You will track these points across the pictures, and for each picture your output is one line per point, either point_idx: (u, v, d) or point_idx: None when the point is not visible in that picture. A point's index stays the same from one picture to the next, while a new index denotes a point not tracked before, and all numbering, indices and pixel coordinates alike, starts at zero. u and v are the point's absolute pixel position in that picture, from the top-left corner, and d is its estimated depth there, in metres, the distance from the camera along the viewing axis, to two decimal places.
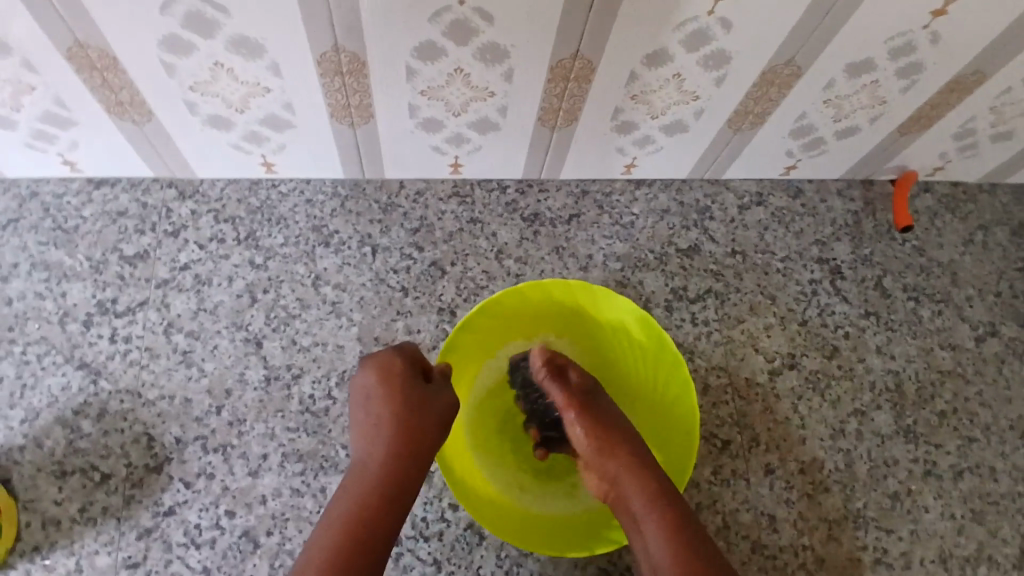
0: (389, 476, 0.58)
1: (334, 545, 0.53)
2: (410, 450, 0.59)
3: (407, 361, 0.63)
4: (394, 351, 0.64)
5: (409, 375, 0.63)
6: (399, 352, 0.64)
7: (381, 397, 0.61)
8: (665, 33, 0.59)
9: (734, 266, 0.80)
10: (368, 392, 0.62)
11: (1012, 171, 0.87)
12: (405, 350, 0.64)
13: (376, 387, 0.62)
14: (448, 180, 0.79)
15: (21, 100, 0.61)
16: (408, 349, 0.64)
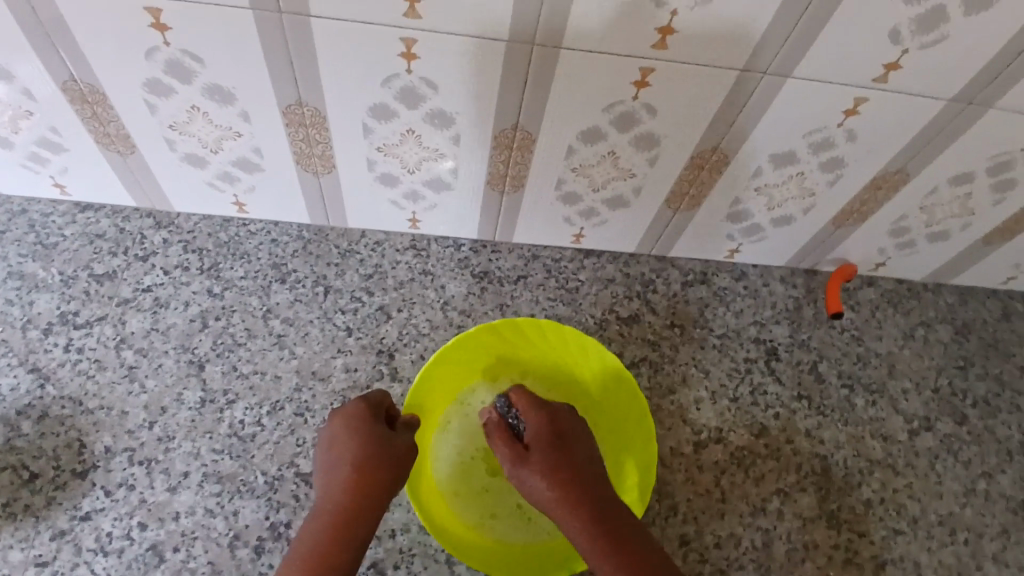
0: (346, 523, 0.59)
1: None
2: (368, 498, 0.61)
3: (371, 411, 0.65)
4: (360, 403, 0.66)
5: (374, 423, 0.64)
6: (364, 402, 0.66)
7: (343, 445, 0.63)
8: (597, 112, 0.65)
9: (671, 339, 0.84)
10: (331, 441, 0.64)
11: (957, 272, 0.90)
12: (371, 400, 0.66)
13: (338, 437, 0.63)
14: (407, 234, 0.84)
15: (19, 124, 0.68)
16: (374, 398, 0.67)
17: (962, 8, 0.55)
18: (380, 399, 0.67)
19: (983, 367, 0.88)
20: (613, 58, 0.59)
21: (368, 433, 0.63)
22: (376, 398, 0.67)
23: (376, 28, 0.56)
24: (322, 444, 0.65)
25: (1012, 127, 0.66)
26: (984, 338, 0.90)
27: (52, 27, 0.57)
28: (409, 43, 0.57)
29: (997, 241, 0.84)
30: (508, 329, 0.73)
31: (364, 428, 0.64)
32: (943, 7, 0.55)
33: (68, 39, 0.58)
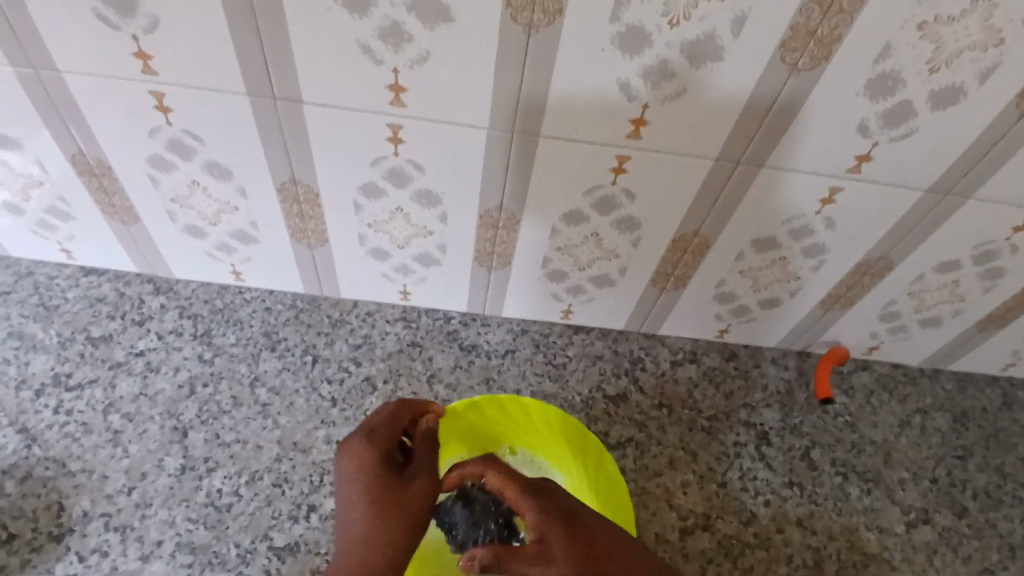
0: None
1: None
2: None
3: (379, 463, 0.57)
4: (370, 441, 0.58)
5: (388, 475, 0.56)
6: (376, 442, 0.59)
7: (355, 512, 0.54)
8: (577, 196, 0.67)
9: (659, 419, 0.83)
10: (342, 500, 0.56)
11: (953, 357, 0.88)
12: (381, 439, 0.59)
13: (350, 496, 0.55)
14: (397, 306, 0.86)
15: (30, 192, 0.72)
16: (388, 434, 0.60)
17: (927, 104, 0.56)
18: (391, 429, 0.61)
19: (984, 458, 0.86)
20: (590, 147, 0.61)
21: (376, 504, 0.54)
22: (389, 428, 0.61)
23: (366, 116, 0.59)
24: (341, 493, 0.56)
25: (992, 217, 0.67)
26: (984, 427, 0.88)
27: (63, 105, 0.62)
28: (395, 129, 0.61)
29: (991, 328, 0.83)
30: (494, 407, 0.72)
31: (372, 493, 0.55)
32: (909, 102, 0.56)
33: (77, 116, 0.63)
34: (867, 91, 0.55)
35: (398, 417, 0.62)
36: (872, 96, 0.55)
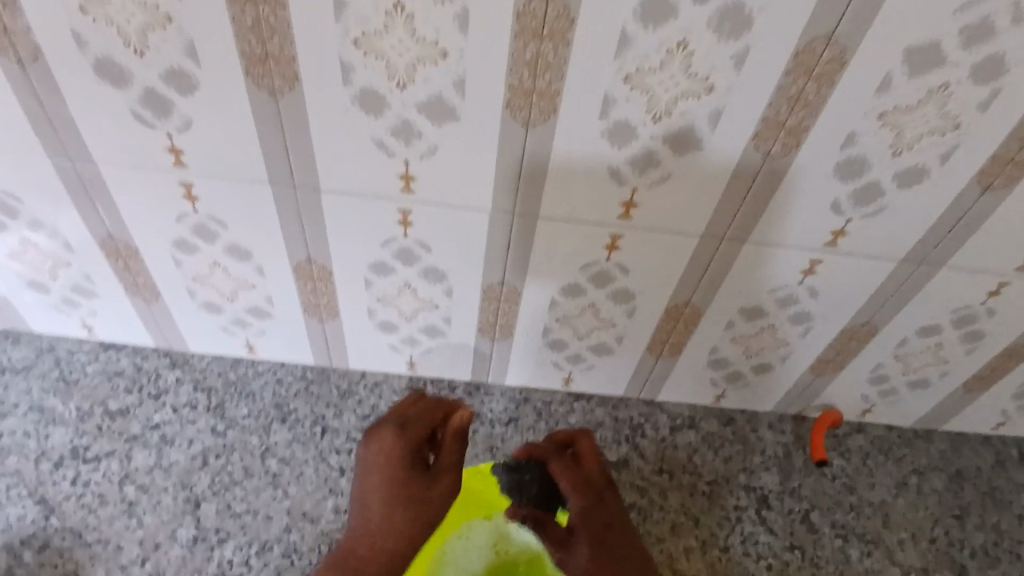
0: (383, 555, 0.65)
1: None
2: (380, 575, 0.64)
3: (403, 458, 0.65)
4: (399, 433, 0.66)
5: (407, 473, 0.65)
6: (404, 436, 0.66)
7: (375, 500, 0.66)
8: (574, 270, 0.71)
9: (660, 484, 0.85)
10: (365, 481, 0.66)
11: (945, 418, 0.91)
12: (411, 433, 0.67)
13: (373, 478, 0.66)
14: (404, 376, 0.89)
15: (57, 272, 0.76)
16: (419, 430, 0.67)
17: (894, 184, 0.60)
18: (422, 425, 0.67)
19: (981, 516, 0.88)
20: (586, 226, 0.66)
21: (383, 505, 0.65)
22: (425, 415, 0.68)
23: (377, 201, 0.64)
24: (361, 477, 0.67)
25: (968, 284, 0.71)
26: (979, 487, 0.90)
27: (97, 191, 0.67)
28: (405, 213, 0.66)
29: (979, 388, 0.85)
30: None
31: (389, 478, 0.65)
32: (877, 183, 0.60)
33: (109, 201, 0.67)
34: (837, 173, 0.59)
35: (434, 411, 0.68)
36: (843, 179, 0.60)
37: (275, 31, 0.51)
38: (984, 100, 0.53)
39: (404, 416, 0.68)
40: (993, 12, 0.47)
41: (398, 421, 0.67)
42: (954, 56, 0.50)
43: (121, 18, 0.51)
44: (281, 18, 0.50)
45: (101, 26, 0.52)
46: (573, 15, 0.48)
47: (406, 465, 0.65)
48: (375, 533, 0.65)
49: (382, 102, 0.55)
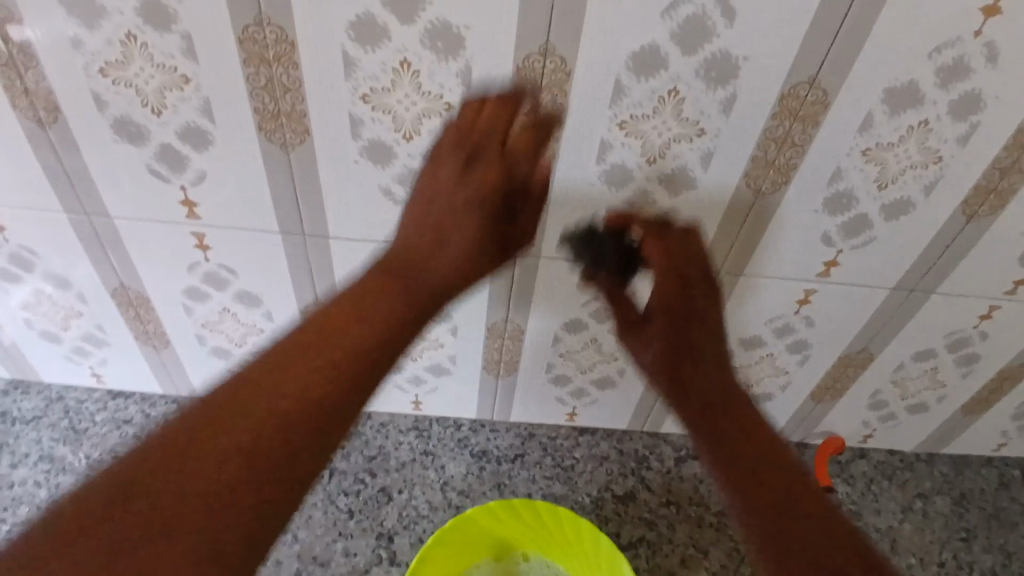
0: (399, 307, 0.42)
1: (253, 425, 0.35)
2: (338, 422, 0.37)
3: (447, 258, 0.46)
4: (468, 204, 0.48)
5: (449, 267, 0.46)
6: (473, 209, 0.48)
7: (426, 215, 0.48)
8: (576, 306, 0.73)
9: (667, 517, 0.85)
10: (415, 204, 0.50)
11: (945, 441, 0.92)
12: (479, 203, 0.48)
13: (429, 198, 0.49)
14: (410, 415, 0.89)
15: (70, 322, 0.78)
16: (492, 205, 0.48)
17: (881, 216, 0.63)
18: (499, 194, 0.49)
19: (988, 537, 0.88)
20: None
21: (367, 321, 0.40)
22: (514, 172, 0.49)
23: (383, 245, 0.66)
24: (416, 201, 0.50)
25: (958, 309, 0.73)
26: (984, 508, 0.91)
27: (110, 242, 0.69)
28: None
29: (977, 410, 0.87)
30: (505, 509, 0.72)
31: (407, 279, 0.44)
32: (865, 216, 0.63)
33: (122, 252, 0.69)
34: (826, 208, 0.62)
35: (525, 151, 0.49)
36: (831, 212, 0.62)
37: (288, 90, 0.54)
38: (963, 134, 0.56)
39: (482, 150, 0.49)
40: (966, 54, 0.51)
41: (471, 172, 0.49)
42: (932, 95, 0.53)
43: (140, 81, 0.54)
44: (294, 77, 0.53)
45: (121, 88, 0.55)
46: (570, 68, 0.51)
47: (450, 264, 0.46)
48: (354, 338, 0.39)
49: (390, 152, 0.58)
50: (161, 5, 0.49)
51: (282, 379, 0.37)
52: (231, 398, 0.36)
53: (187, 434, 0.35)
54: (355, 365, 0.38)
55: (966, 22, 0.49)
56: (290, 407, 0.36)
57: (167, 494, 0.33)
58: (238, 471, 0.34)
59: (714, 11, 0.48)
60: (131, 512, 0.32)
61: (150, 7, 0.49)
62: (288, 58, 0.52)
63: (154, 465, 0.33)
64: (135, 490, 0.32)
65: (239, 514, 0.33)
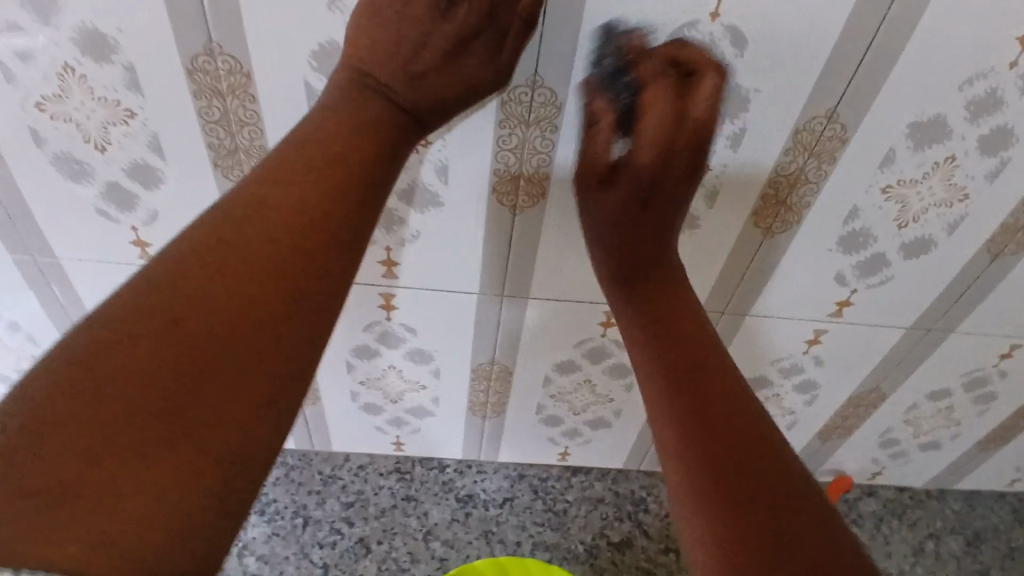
0: (282, 247, 0.35)
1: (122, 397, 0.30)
2: (251, 346, 0.33)
3: (358, 154, 0.38)
4: (367, 103, 0.39)
5: (359, 169, 0.38)
6: (373, 101, 0.40)
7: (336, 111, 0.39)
8: (568, 348, 0.68)
9: (666, 565, 0.80)
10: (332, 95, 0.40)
11: (957, 477, 0.87)
12: (380, 112, 0.40)
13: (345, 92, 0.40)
14: (391, 456, 0.84)
15: (21, 365, 0.72)
16: (391, 107, 0.40)
17: (899, 255, 0.58)
18: (389, 97, 0.40)
19: None
20: (579, 304, 0.62)
21: (274, 224, 0.36)
22: (419, 93, 0.41)
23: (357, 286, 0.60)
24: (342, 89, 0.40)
25: (978, 348, 0.68)
26: (998, 547, 0.86)
27: (54, 276, 0.62)
28: (387, 297, 0.62)
29: (992, 447, 0.82)
30: (494, 571, 0.67)
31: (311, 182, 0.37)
32: (882, 255, 0.58)
33: (72, 294, 0.63)
34: (841, 246, 0.57)
35: (433, 38, 0.40)
36: (845, 251, 0.57)
37: (244, 124, 0.48)
38: (991, 170, 0.51)
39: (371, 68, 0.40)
40: (999, 86, 0.46)
41: (356, 80, 0.40)
42: (960, 129, 0.48)
43: (80, 116, 0.48)
44: (251, 110, 0.47)
45: (60, 123, 0.49)
46: (561, 100, 0.46)
47: (364, 163, 0.38)
48: (253, 256, 0.35)
49: None
50: (99, 33, 0.43)
51: (175, 306, 0.33)
52: (115, 337, 0.32)
53: (64, 387, 0.30)
54: (258, 283, 0.34)
55: (999, 53, 0.44)
56: (186, 342, 0.32)
57: (61, 459, 0.28)
58: (148, 421, 0.30)
59: (723, 39, 0.43)
60: (21, 480, 0.28)
61: (86, 35, 0.44)
62: (243, 90, 0.46)
63: (35, 424, 0.29)
64: (18, 456, 0.28)
65: (164, 470, 0.30)
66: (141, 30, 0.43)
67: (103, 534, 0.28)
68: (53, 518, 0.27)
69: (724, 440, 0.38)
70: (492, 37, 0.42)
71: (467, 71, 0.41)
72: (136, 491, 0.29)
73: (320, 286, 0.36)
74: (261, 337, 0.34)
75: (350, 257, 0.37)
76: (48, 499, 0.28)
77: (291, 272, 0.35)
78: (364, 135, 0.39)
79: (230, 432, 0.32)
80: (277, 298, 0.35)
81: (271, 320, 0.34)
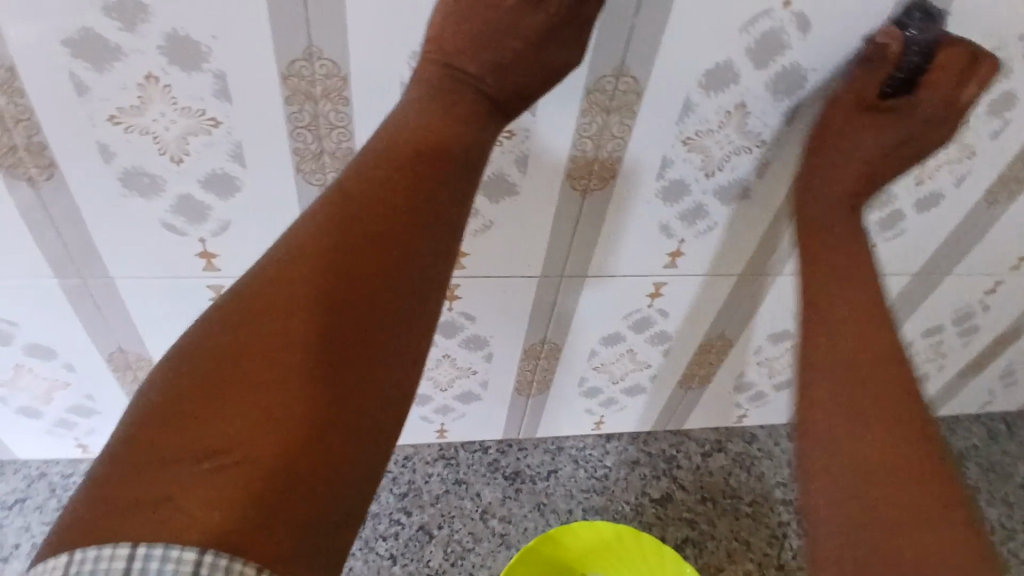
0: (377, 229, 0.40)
1: (250, 377, 0.36)
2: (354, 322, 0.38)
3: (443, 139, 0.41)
4: (451, 97, 0.42)
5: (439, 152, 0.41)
6: (463, 94, 0.43)
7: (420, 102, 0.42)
8: (616, 320, 0.72)
9: (706, 513, 0.85)
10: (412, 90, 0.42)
11: (940, 405, 0.97)
12: (470, 104, 0.43)
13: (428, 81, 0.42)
14: (434, 444, 0.85)
15: (53, 395, 0.70)
16: (474, 98, 0.43)
17: (914, 209, 0.65)
18: (477, 89, 0.43)
19: (989, 491, 0.94)
20: (630, 278, 0.66)
21: (373, 212, 0.40)
22: (509, 82, 0.43)
23: None
24: (424, 84, 0.42)
25: (970, 286, 0.76)
26: (981, 463, 0.96)
27: (102, 294, 0.59)
28: (452, 287, 0.64)
29: (972, 374, 0.92)
30: (564, 538, 0.69)
31: (401, 169, 0.40)
32: (899, 210, 0.64)
33: (121, 312, 0.61)
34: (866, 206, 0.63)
35: (522, 27, 0.42)
36: (870, 209, 0.63)
37: (334, 127, 0.48)
38: (996, 130, 0.58)
39: (459, 61, 0.42)
40: (1009, 57, 0.52)
41: (443, 74, 0.42)
42: None
43: (159, 127, 0.47)
44: (342, 114, 0.48)
45: (135, 136, 0.47)
46: (642, 87, 0.49)
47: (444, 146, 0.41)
48: (358, 243, 0.39)
49: None
50: (191, 42, 0.42)
51: (296, 292, 0.38)
52: (251, 315, 0.38)
53: (218, 366, 0.36)
54: (364, 268, 0.39)
55: (1014, 27, 0.50)
56: (312, 319, 0.37)
57: (227, 425, 0.34)
58: (288, 391, 0.35)
59: (791, 26, 0.47)
60: (198, 445, 0.34)
61: (178, 44, 0.42)
62: (337, 93, 0.46)
63: (199, 392, 0.36)
64: (192, 423, 0.35)
65: (306, 437, 0.35)
66: (238, 40, 0.43)
67: (274, 486, 0.33)
68: (225, 475, 0.33)
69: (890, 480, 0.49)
70: (570, 29, 0.42)
71: (550, 61, 0.42)
72: (287, 453, 0.34)
73: (414, 270, 0.40)
74: (370, 317, 0.38)
75: (443, 239, 0.42)
76: (222, 459, 0.33)
77: (393, 258, 0.40)
78: (443, 127, 0.41)
79: (356, 405, 0.37)
80: (384, 283, 0.39)
81: (378, 299, 0.39)
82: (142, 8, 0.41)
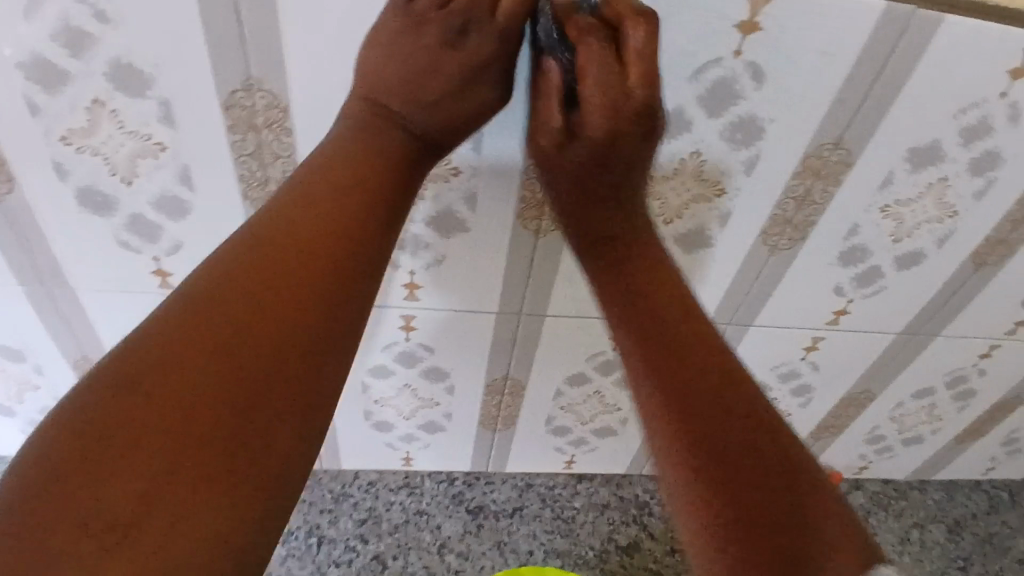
0: (308, 268, 0.36)
1: (147, 435, 0.31)
2: (267, 366, 0.34)
3: (374, 176, 0.40)
4: (383, 137, 0.41)
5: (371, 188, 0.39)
6: (392, 132, 0.41)
7: (353, 145, 0.40)
8: (581, 360, 0.70)
9: (673, 565, 0.82)
10: (345, 131, 0.41)
11: (937, 469, 0.92)
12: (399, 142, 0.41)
13: (359, 125, 0.41)
14: (400, 471, 0.85)
15: (24, 395, 0.71)
16: (404, 136, 0.42)
17: (893, 267, 0.62)
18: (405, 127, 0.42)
19: (983, 564, 0.88)
20: (590, 319, 0.65)
21: (305, 242, 0.37)
22: (436, 116, 0.42)
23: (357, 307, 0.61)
24: (355, 127, 0.41)
25: (962, 348, 0.72)
26: (977, 533, 0.91)
27: (64, 302, 0.60)
28: (408, 319, 0.63)
29: (969, 439, 0.87)
30: None
31: (331, 205, 0.38)
32: (877, 267, 0.61)
33: (84, 321, 0.62)
34: (840, 260, 0.60)
35: (444, 66, 0.41)
36: (845, 264, 0.61)
37: (278, 156, 0.49)
38: (980, 189, 0.55)
39: (386, 98, 0.41)
40: (989, 114, 0.50)
41: (369, 113, 0.41)
42: (953, 153, 0.52)
43: (108, 149, 0.48)
44: (286, 143, 0.48)
45: (86, 156, 0.48)
46: None
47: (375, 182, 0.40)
48: (285, 277, 0.36)
49: None
50: (135, 70, 0.43)
51: (218, 329, 0.34)
52: (152, 367, 0.33)
53: (111, 420, 0.31)
54: (294, 301, 0.36)
55: (993, 85, 0.48)
56: (222, 367, 0.33)
57: (125, 480, 0.30)
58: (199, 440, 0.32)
59: (743, 75, 0.46)
60: (90, 508, 0.29)
61: (121, 70, 0.43)
62: (279, 124, 0.47)
63: (83, 452, 0.30)
64: (79, 487, 0.30)
65: (213, 484, 0.31)
66: (180, 69, 0.43)
67: (175, 549, 0.30)
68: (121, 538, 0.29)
69: (718, 456, 0.43)
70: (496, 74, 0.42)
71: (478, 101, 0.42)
72: (192, 511, 0.31)
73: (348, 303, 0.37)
74: (291, 351, 0.35)
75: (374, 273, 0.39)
76: (111, 528, 0.29)
77: (320, 293, 0.36)
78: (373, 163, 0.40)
79: (275, 449, 0.33)
80: (309, 320, 0.36)
81: (301, 332, 0.35)
82: (87, 35, 0.41)
